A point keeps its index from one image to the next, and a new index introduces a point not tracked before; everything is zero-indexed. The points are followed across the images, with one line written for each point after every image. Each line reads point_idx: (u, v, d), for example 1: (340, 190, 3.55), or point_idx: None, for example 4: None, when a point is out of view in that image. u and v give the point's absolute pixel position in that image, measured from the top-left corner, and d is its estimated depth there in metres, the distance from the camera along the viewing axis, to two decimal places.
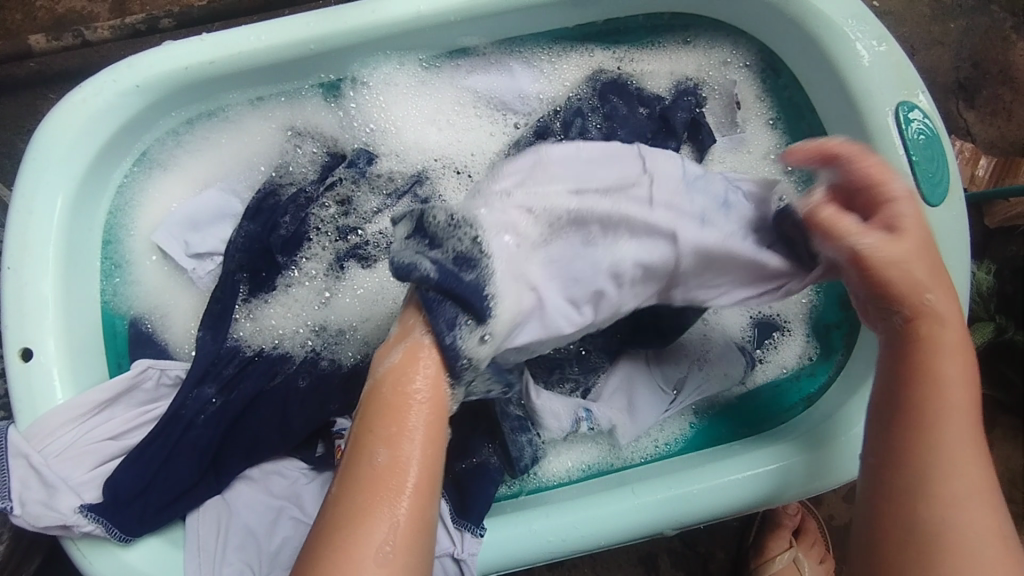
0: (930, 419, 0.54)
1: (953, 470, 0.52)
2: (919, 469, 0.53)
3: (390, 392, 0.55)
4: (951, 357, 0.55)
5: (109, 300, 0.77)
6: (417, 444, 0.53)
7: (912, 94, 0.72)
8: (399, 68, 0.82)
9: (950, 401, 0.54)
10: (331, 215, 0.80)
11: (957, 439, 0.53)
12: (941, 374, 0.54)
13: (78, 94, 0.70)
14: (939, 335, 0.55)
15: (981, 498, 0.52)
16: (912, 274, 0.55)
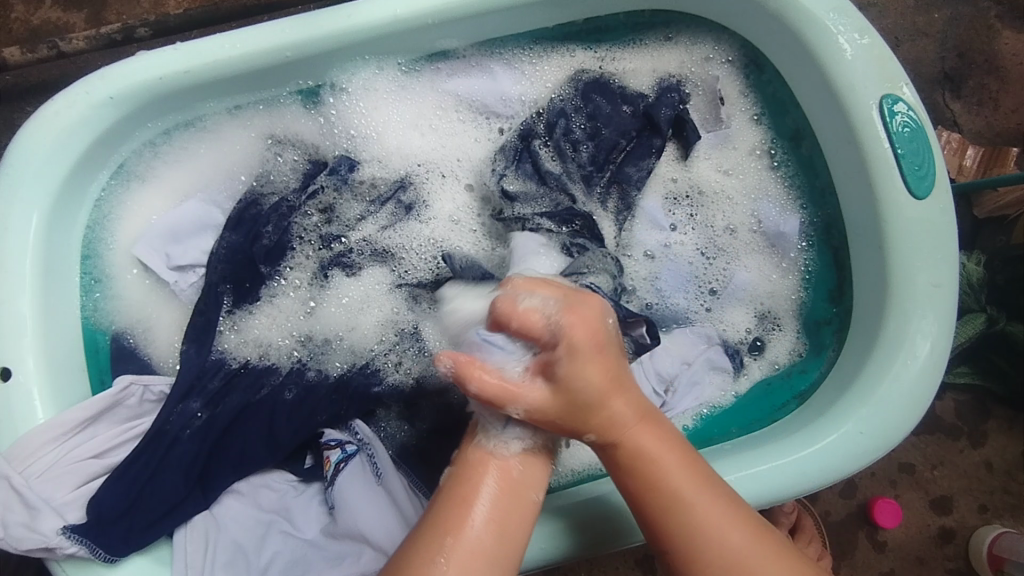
0: (667, 489, 0.56)
1: (702, 531, 0.54)
2: (666, 530, 0.55)
3: (481, 427, 0.59)
4: (636, 430, 0.57)
5: (89, 316, 0.76)
6: (502, 470, 0.57)
7: (896, 86, 0.71)
8: (379, 73, 0.81)
9: (680, 464, 0.57)
10: (314, 223, 0.79)
11: (692, 493, 0.56)
12: (633, 436, 0.56)
13: (51, 107, 0.69)
14: (613, 418, 0.56)
15: (734, 526, 0.55)
16: (583, 374, 0.54)
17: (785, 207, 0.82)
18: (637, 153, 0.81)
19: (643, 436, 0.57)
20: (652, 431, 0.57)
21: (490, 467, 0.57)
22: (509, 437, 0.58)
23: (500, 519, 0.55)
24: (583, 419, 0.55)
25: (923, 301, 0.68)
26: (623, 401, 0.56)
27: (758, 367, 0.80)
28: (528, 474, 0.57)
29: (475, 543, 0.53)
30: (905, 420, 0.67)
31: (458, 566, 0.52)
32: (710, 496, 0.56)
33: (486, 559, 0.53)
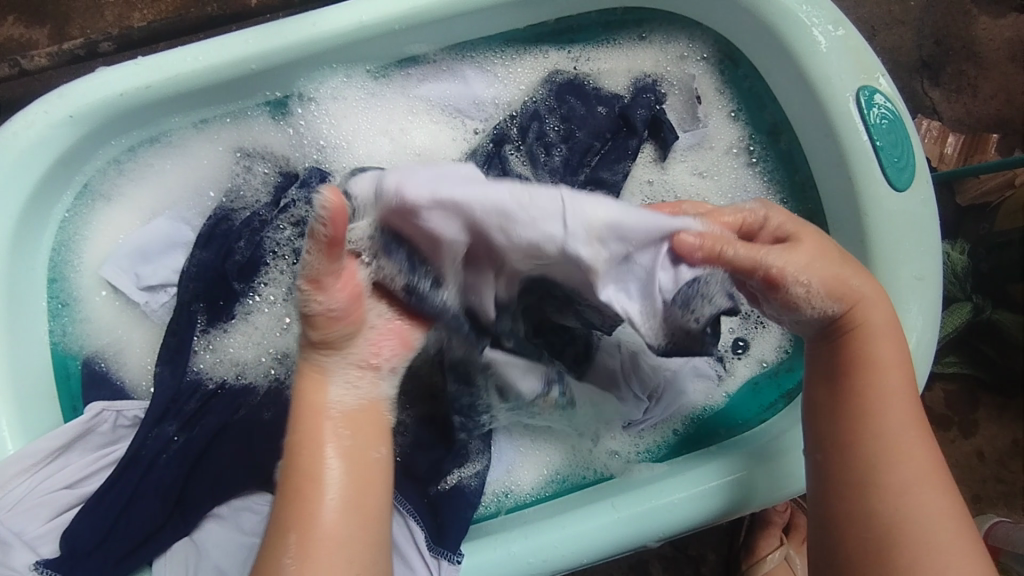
0: (878, 427, 0.55)
1: (900, 459, 0.54)
2: (868, 466, 0.54)
3: (306, 396, 0.53)
4: (885, 342, 0.56)
5: (57, 342, 0.74)
6: (342, 432, 0.52)
7: (872, 78, 0.70)
8: (348, 81, 0.79)
9: (899, 399, 0.56)
10: (287, 237, 0.77)
11: (909, 436, 0.55)
12: (887, 365, 0.56)
13: (9, 128, 0.67)
14: (862, 327, 0.56)
15: (935, 488, 0.54)
16: (858, 293, 0.56)
17: (766, 201, 0.81)
18: (614, 156, 0.79)
19: (881, 352, 0.56)
20: (890, 362, 0.56)
21: (334, 438, 0.52)
22: (334, 397, 0.53)
23: (353, 496, 0.51)
24: (859, 337, 0.56)
25: (908, 295, 0.67)
26: (898, 374, 0.57)
27: (743, 365, 0.79)
28: (379, 443, 0.54)
29: (328, 531, 0.49)
30: None
31: (314, 565, 0.48)
32: (920, 431, 0.56)
33: (351, 546, 0.50)
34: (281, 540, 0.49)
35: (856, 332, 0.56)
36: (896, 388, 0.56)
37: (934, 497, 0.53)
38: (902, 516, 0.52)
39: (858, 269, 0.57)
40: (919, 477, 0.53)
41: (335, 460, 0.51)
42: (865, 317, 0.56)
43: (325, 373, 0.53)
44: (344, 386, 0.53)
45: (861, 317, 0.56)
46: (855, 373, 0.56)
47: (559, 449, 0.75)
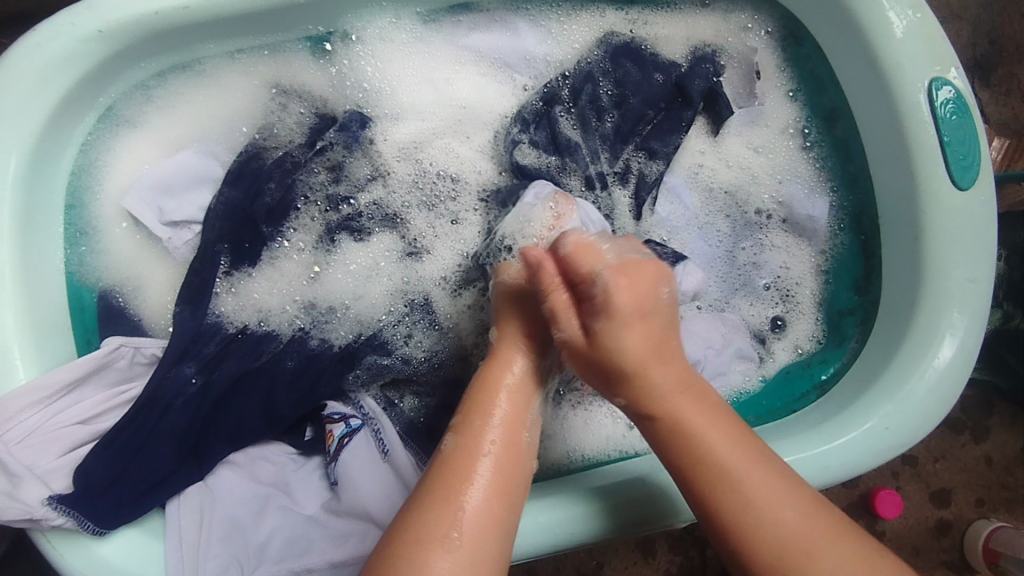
0: (733, 500, 0.52)
1: (782, 525, 0.51)
2: (745, 537, 0.51)
3: (492, 377, 0.56)
4: (670, 395, 0.54)
5: (73, 270, 0.70)
6: (512, 418, 0.54)
7: (946, 69, 0.68)
8: (397, 23, 0.75)
9: (734, 454, 0.53)
10: (321, 182, 0.74)
11: (774, 506, 0.51)
12: (693, 435, 0.53)
13: (32, 37, 0.62)
14: (645, 385, 0.54)
15: (823, 532, 0.51)
16: (644, 373, 0.53)
17: (814, 189, 0.79)
18: (667, 126, 0.76)
19: (705, 433, 0.53)
20: (727, 442, 0.53)
21: (496, 423, 0.54)
22: (514, 380, 0.56)
23: (504, 480, 0.52)
24: (677, 425, 0.54)
25: (957, 297, 0.66)
26: (716, 426, 0.54)
27: (781, 348, 0.79)
28: (534, 441, 0.55)
29: (479, 514, 0.50)
30: (930, 416, 0.65)
31: (475, 541, 0.49)
32: (776, 481, 0.53)
33: (497, 529, 0.50)
34: (432, 512, 0.49)
35: (671, 423, 0.54)
36: (736, 461, 0.53)
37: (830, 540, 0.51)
38: (808, 574, 0.50)
39: (647, 336, 0.53)
40: (795, 530, 0.51)
41: (494, 441, 0.53)
42: (668, 400, 0.54)
43: (528, 362, 0.57)
44: (530, 372, 0.57)
45: (652, 403, 0.54)
46: (706, 478, 0.53)
47: (589, 427, 0.75)
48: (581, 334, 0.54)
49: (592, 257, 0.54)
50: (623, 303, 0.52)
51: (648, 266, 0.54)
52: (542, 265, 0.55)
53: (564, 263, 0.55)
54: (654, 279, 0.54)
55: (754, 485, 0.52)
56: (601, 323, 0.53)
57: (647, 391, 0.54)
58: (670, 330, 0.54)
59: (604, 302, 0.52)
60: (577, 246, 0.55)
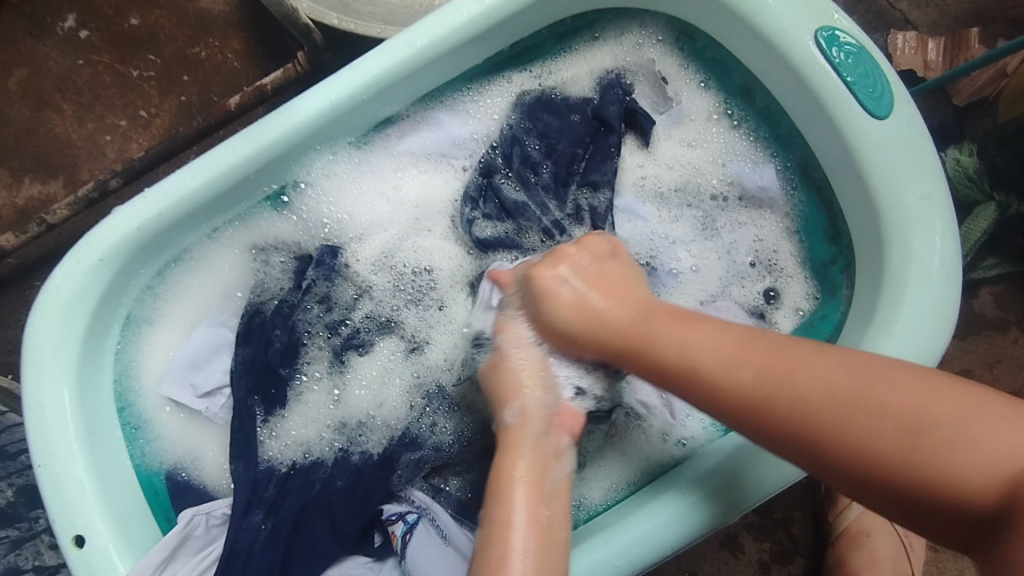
0: (700, 369, 0.58)
1: (768, 377, 0.54)
2: (768, 390, 0.54)
3: (506, 469, 0.61)
4: (627, 324, 0.63)
5: (139, 462, 0.79)
6: (533, 495, 0.60)
7: (827, 17, 0.71)
8: (334, 157, 0.82)
9: (689, 333, 0.60)
10: (317, 315, 0.83)
11: (745, 364, 0.55)
12: (651, 321, 0.62)
13: (51, 283, 0.72)
14: (648, 331, 0.62)
15: (820, 365, 0.52)
16: (598, 317, 0.64)
17: (756, 161, 0.82)
18: (599, 158, 0.82)
19: (672, 337, 0.60)
20: (691, 326, 0.60)
21: (520, 505, 0.59)
22: (526, 467, 0.61)
23: (541, 560, 0.56)
24: (639, 347, 0.62)
25: (918, 217, 0.67)
26: (670, 325, 0.61)
27: (782, 316, 0.80)
28: (555, 514, 0.60)
29: None
30: (936, 337, 0.65)
31: None
32: (738, 339, 0.57)
33: None
34: None
35: (625, 347, 0.63)
36: (717, 342, 0.58)
37: (833, 365, 0.52)
38: (824, 399, 0.51)
39: (585, 283, 0.66)
40: (801, 372, 0.53)
41: (524, 516, 0.58)
42: (628, 328, 0.63)
43: (531, 441, 0.63)
44: (536, 449, 0.63)
45: (609, 339, 0.64)
46: (675, 372, 0.59)
47: (628, 456, 0.77)
48: (587, 283, 0.66)
49: (593, 296, 0.65)
50: (547, 271, 0.67)
51: (572, 249, 0.69)
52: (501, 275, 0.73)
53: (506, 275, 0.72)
54: (608, 242, 0.70)
55: (751, 355, 0.56)
56: (539, 282, 0.67)
57: (581, 327, 0.65)
58: (625, 281, 0.68)
59: (582, 285, 0.66)
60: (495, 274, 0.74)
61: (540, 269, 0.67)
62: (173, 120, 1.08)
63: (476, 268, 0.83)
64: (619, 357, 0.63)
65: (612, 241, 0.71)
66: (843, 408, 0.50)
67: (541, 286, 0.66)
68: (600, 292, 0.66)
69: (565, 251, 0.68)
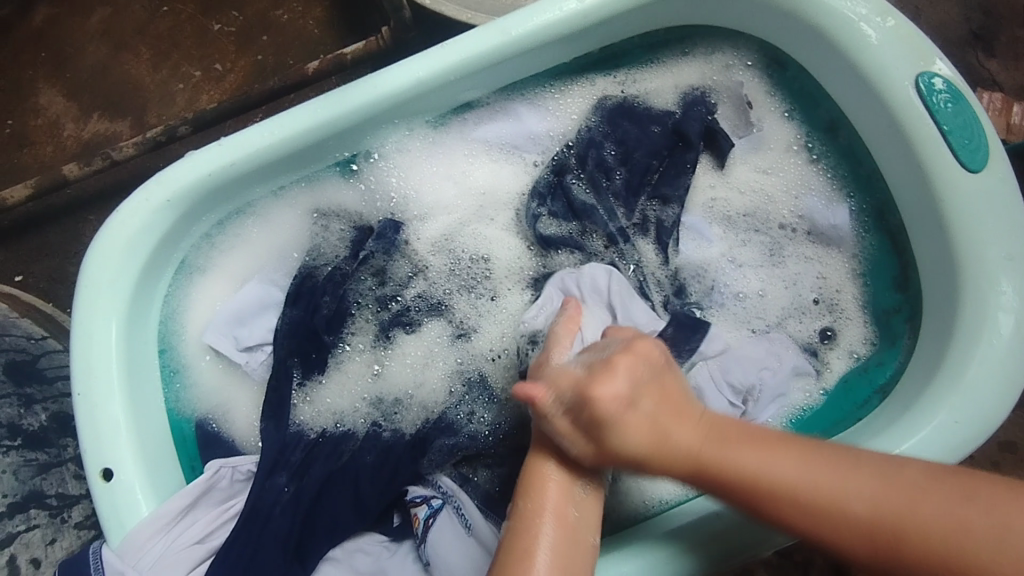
0: (794, 517, 0.53)
1: (881, 514, 0.50)
2: (822, 522, 0.52)
3: (539, 460, 0.61)
4: (678, 420, 0.58)
5: (172, 407, 0.79)
6: (561, 493, 0.59)
7: (929, 63, 0.70)
8: (410, 133, 0.83)
9: (772, 458, 0.55)
10: (369, 287, 0.82)
11: (810, 476, 0.53)
12: (720, 451, 0.57)
13: (117, 217, 0.72)
14: (729, 468, 0.56)
15: (857, 480, 0.52)
16: (670, 445, 0.57)
17: (831, 198, 0.81)
18: (673, 172, 0.82)
19: (750, 457, 0.55)
20: (774, 454, 0.55)
21: (550, 504, 0.58)
22: (561, 466, 0.60)
23: (565, 561, 0.55)
24: (712, 472, 0.56)
25: (998, 277, 0.66)
26: (783, 454, 0.55)
27: (836, 357, 0.79)
28: (584, 517, 0.59)
29: None
30: (1003, 400, 0.64)
31: None
32: (825, 467, 0.54)
33: None
34: None
35: (702, 470, 0.57)
36: (780, 466, 0.54)
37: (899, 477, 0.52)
38: (873, 521, 0.50)
39: (650, 406, 0.58)
40: (839, 494, 0.52)
41: (552, 519, 0.57)
42: (700, 449, 0.57)
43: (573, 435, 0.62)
44: (576, 450, 0.61)
45: (684, 460, 0.57)
46: (746, 492, 0.55)
47: (663, 473, 0.75)
48: (637, 386, 0.57)
49: (674, 384, 0.60)
50: (604, 387, 0.56)
51: (645, 352, 0.60)
52: (540, 372, 0.63)
53: (571, 392, 0.58)
54: (655, 355, 0.60)
55: (832, 480, 0.53)
56: (594, 391, 0.57)
57: (671, 467, 0.57)
58: (678, 394, 0.60)
59: (627, 400, 0.57)
60: (571, 312, 0.69)
61: (594, 387, 0.57)
62: (247, 77, 1.09)
63: (535, 266, 0.83)
64: (696, 478, 0.57)
65: (659, 348, 0.61)
66: (906, 542, 0.49)
67: (592, 398, 0.56)
68: (619, 367, 0.57)
69: (631, 346, 0.60)
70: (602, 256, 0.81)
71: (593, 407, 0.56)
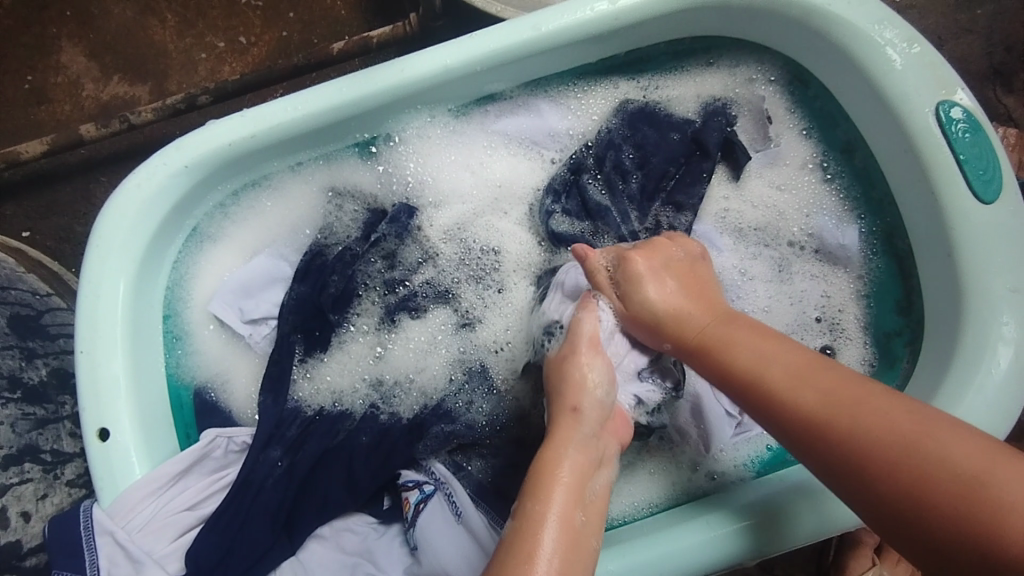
0: (773, 387, 0.54)
1: (831, 404, 0.50)
2: (790, 396, 0.53)
3: (549, 458, 0.58)
4: (712, 320, 0.62)
5: (173, 372, 0.79)
6: (570, 499, 0.56)
7: (951, 92, 0.70)
8: (431, 120, 0.83)
9: (751, 344, 0.57)
10: (378, 270, 0.83)
11: (815, 381, 0.53)
12: (731, 327, 0.60)
13: (133, 179, 0.73)
14: (719, 346, 0.59)
15: (873, 401, 0.49)
16: (681, 315, 0.63)
17: (842, 218, 0.82)
18: (689, 179, 0.82)
19: (745, 353, 0.57)
20: (774, 344, 0.57)
21: (555, 505, 0.56)
22: (569, 469, 0.58)
23: (570, 564, 0.53)
24: (719, 346, 0.59)
25: (1002, 309, 0.66)
26: (777, 345, 0.57)
27: None
28: (589, 521, 0.56)
29: None
30: (996, 430, 0.64)
31: None
32: (824, 370, 0.53)
33: None
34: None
35: (701, 346, 0.60)
36: (778, 365, 0.55)
37: (890, 403, 0.49)
38: (894, 454, 0.46)
39: (674, 286, 0.65)
40: (846, 398, 0.50)
41: (557, 524, 0.54)
42: (701, 331, 0.61)
43: (576, 438, 0.60)
44: (580, 453, 0.59)
45: (695, 337, 0.61)
46: (745, 383, 0.56)
47: (657, 477, 0.77)
48: (682, 286, 0.65)
49: (705, 272, 0.68)
50: (640, 259, 0.66)
51: (666, 244, 0.69)
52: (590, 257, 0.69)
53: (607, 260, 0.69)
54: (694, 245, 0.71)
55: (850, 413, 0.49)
56: (631, 292, 0.65)
57: (665, 322, 0.63)
58: (702, 280, 0.67)
59: (687, 268, 0.68)
60: (609, 257, 0.69)
61: (633, 254, 0.67)
62: (270, 54, 1.10)
63: (543, 261, 0.84)
64: (698, 355, 0.61)
65: (697, 246, 0.71)
66: (899, 455, 0.46)
67: (636, 272, 0.66)
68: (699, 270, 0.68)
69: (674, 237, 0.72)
70: None
71: (628, 264, 0.66)
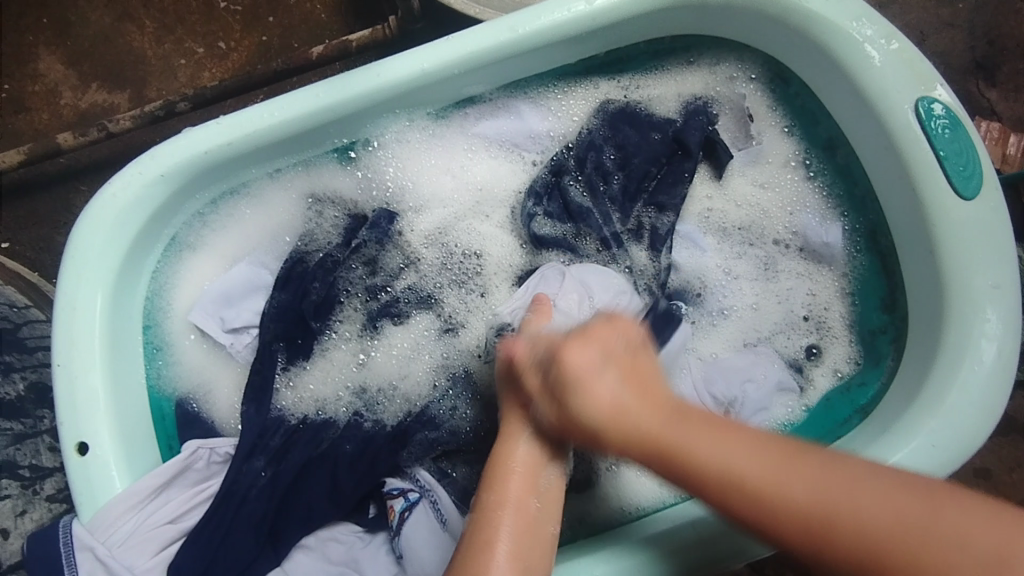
0: (756, 494, 0.50)
1: (826, 507, 0.48)
2: (779, 516, 0.49)
3: (505, 450, 0.61)
4: (649, 407, 0.57)
5: (153, 384, 0.79)
6: (524, 484, 0.59)
7: (930, 88, 0.70)
8: (410, 124, 0.82)
9: (709, 440, 0.53)
10: (359, 276, 0.82)
11: (784, 479, 0.50)
12: (671, 425, 0.56)
13: (108, 189, 0.71)
14: (688, 457, 0.53)
15: (835, 487, 0.48)
16: (626, 417, 0.57)
17: (824, 216, 0.81)
18: (671, 180, 0.82)
19: (706, 448, 0.53)
20: (729, 442, 0.53)
21: (511, 493, 0.58)
22: (522, 457, 0.60)
23: (524, 548, 0.56)
24: (675, 454, 0.54)
25: (984, 305, 0.66)
26: (737, 441, 0.53)
27: (819, 374, 0.79)
28: (545, 508, 0.59)
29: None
30: (979, 427, 0.64)
31: None
32: (782, 458, 0.51)
33: None
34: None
35: (664, 455, 0.54)
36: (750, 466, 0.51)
37: (871, 482, 0.48)
38: (869, 533, 0.46)
39: (617, 380, 0.58)
40: (820, 499, 0.48)
41: (512, 513, 0.57)
42: (660, 431, 0.55)
43: (531, 432, 0.62)
44: (536, 443, 0.61)
45: (642, 440, 0.56)
46: (715, 490, 0.52)
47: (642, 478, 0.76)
48: (624, 381, 0.59)
49: (647, 358, 0.62)
50: (574, 355, 0.59)
51: (606, 330, 0.61)
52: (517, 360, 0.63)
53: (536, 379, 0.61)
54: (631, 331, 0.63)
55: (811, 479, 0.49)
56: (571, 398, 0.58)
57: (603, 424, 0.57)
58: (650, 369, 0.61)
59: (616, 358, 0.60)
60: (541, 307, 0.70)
61: (568, 352, 0.60)
62: (250, 59, 1.09)
63: (526, 264, 0.83)
64: (658, 466, 0.55)
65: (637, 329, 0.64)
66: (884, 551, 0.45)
67: (574, 371, 0.59)
68: (640, 357, 0.61)
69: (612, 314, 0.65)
70: (594, 258, 0.81)
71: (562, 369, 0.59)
